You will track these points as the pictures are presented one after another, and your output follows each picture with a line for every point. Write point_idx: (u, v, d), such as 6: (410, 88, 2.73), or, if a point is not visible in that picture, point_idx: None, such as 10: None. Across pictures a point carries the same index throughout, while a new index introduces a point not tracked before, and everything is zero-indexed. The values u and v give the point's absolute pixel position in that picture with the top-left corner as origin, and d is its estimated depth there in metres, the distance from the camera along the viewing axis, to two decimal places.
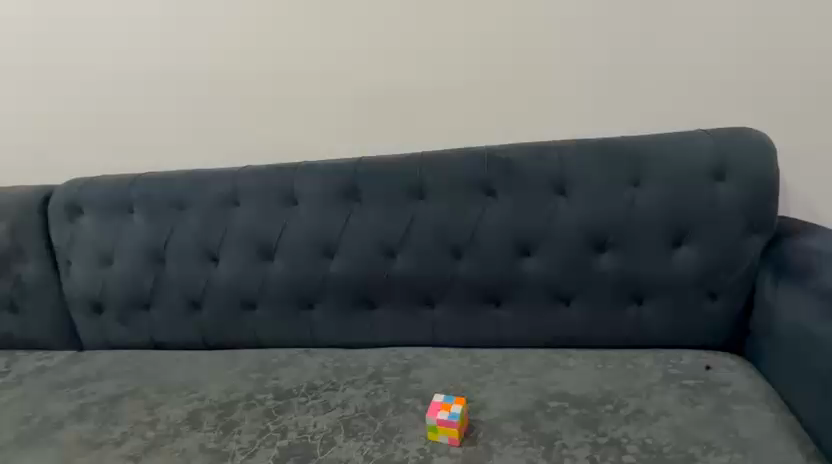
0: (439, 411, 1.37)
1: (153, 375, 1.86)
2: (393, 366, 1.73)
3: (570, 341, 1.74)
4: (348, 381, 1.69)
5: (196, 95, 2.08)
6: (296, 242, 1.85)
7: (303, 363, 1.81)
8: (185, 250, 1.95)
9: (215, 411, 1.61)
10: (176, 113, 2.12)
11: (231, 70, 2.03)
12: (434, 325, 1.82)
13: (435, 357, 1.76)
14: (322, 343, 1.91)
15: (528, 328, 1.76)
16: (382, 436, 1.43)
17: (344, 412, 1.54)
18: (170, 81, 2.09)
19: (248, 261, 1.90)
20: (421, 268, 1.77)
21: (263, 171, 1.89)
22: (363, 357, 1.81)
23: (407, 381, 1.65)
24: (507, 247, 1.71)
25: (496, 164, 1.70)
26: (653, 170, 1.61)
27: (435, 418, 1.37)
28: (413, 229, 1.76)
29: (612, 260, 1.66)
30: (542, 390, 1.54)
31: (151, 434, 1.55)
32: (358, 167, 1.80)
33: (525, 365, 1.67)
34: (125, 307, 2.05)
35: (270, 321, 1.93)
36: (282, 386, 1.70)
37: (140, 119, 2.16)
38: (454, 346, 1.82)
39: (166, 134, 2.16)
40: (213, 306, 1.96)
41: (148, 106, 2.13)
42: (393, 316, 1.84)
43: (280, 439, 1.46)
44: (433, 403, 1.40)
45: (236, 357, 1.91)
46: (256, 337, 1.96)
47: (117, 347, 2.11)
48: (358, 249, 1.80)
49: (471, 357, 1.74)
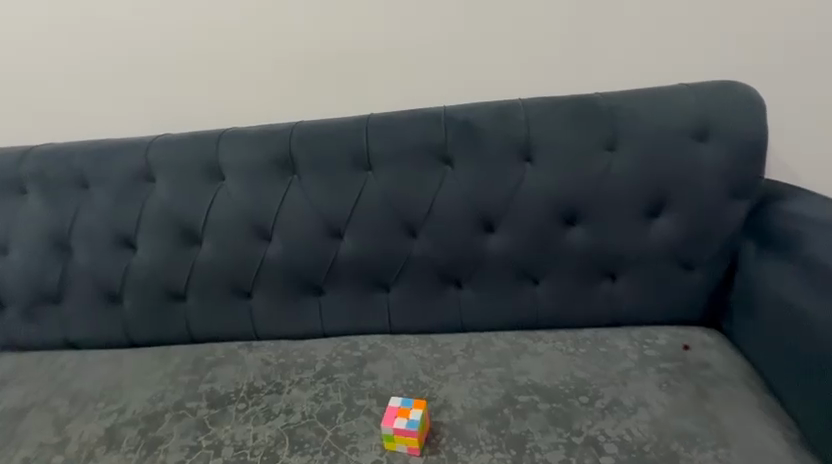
0: (396, 419, 1.20)
1: (66, 382, 1.59)
2: (346, 360, 1.54)
3: (540, 322, 1.59)
4: (295, 380, 1.49)
5: (99, 51, 1.74)
6: (226, 223, 1.59)
7: (243, 361, 1.60)
8: (94, 235, 1.66)
9: (136, 426, 1.38)
10: (78, 72, 1.78)
11: (205, 45, 1.70)
12: (390, 311, 1.62)
13: (393, 346, 1.58)
14: (265, 334, 1.69)
15: (493, 310, 1.59)
16: (332, 448, 1.25)
17: (289, 419, 1.35)
18: (66, 35, 1.74)
19: (171, 246, 1.63)
20: (372, 248, 1.56)
21: (182, 140, 1.60)
22: (311, 350, 1.60)
23: (361, 377, 1.47)
24: (467, 222, 1.51)
25: (454, 128, 1.47)
26: (629, 131, 1.42)
27: (392, 428, 1.19)
28: (361, 205, 1.53)
29: (584, 234, 1.49)
30: (511, 383, 1.39)
31: (60, 458, 1.32)
32: (294, 133, 1.54)
33: (491, 353, 1.51)
34: (30, 302, 1.75)
35: (203, 312, 1.69)
36: (217, 390, 1.48)
37: (37, 80, 1.81)
38: (413, 332, 1.64)
39: (68, 94, 1.81)
40: (135, 298, 1.69)
41: (43, 65, 1.79)
42: (344, 302, 1.63)
43: (213, 458, 1.26)
44: (386, 417, 1.21)
45: (167, 355, 1.66)
46: (189, 330, 1.71)
47: (26, 348, 1.82)
48: (299, 230, 1.57)
49: (433, 346, 1.57)
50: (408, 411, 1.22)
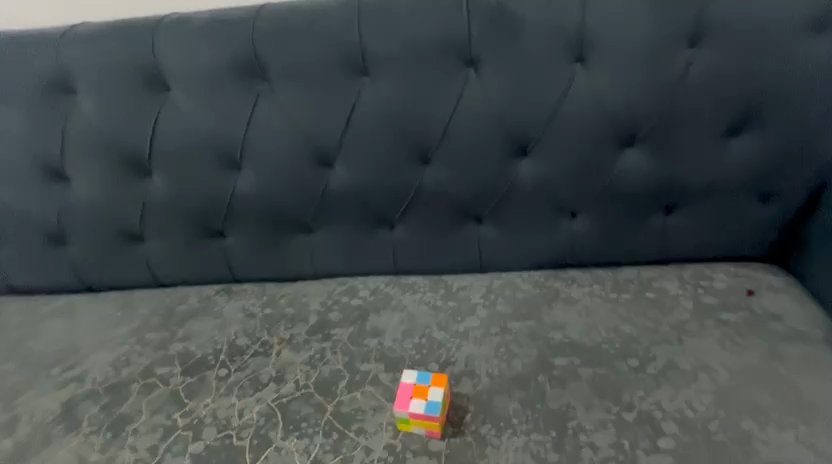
0: (410, 402, 0.99)
1: (12, 343, 1.32)
2: (344, 311, 1.30)
3: (573, 261, 1.33)
4: (285, 338, 1.25)
5: None
6: (180, 147, 1.23)
7: (222, 312, 1.34)
8: (10, 165, 1.29)
9: (98, 401, 1.15)
10: None
11: None
12: (394, 250, 1.34)
13: (399, 292, 1.33)
14: (245, 277, 1.42)
15: (519, 249, 1.31)
16: (334, 428, 1.04)
17: (281, 391, 1.13)
18: None
19: (114, 178, 1.28)
20: (372, 178, 1.23)
21: (107, 33, 1.18)
22: (302, 298, 1.35)
23: (364, 334, 1.24)
24: (494, 143, 1.18)
25: (481, 14, 1.09)
26: (718, 19, 1.06)
27: (408, 412, 0.99)
28: (357, 123, 1.18)
29: (641, 158, 1.18)
30: (543, 342, 1.16)
31: (7, 442, 1.09)
32: (259, 21, 1.14)
33: (517, 301, 1.27)
34: None
35: (167, 255, 1.39)
36: (193, 352, 1.24)
37: None
38: (422, 274, 1.37)
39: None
40: (80, 240, 1.37)
41: None
42: (338, 241, 1.34)
43: (193, 442, 1.06)
44: (397, 403, 1.00)
45: (131, 306, 1.39)
46: (153, 274, 1.42)
47: None
48: (277, 157, 1.22)
49: (447, 291, 1.31)
50: (425, 394, 1.00)
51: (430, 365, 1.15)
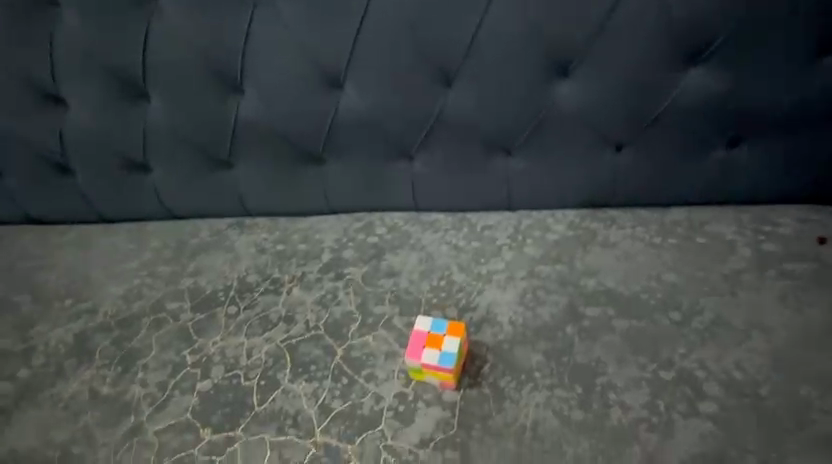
0: (423, 352, 0.95)
1: (28, 273, 1.32)
2: (359, 249, 1.21)
3: (616, 200, 1.17)
4: (296, 276, 1.18)
5: None
6: (179, 67, 1.13)
7: (234, 246, 1.27)
8: (3, 86, 1.22)
9: (110, 335, 1.14)
10: None
11: None
12: (414, 185, 1.22)
13: (419, 230, 1.22)
14: (258, 212, 1.32)
15: (555, 184, 1.16)
16: (343, 374, 1.01)
17: (290, 331, 1.09)
18: None
19: (110, 101, 1.20)
20: (389, 103, 1.11)
21: None
22: (316, 234, 1.26)
23: (378, 274, 1.16)
24: (531, 59, 1.03)
25: None
26: None
27: (419, 362, 0.95)
28: (372, 37, 1.05)
29: (706, 76, 1.01)
30: (574, 289, 1.06)
31: (26, 372, 1.11)
32: None
33: (548, 243, 1.14)
34: None
35: (174, 187, 1.30)
36: (203, 287, 1.20)
37: None
38: (444, 211, 1.25)
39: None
40: (86, 166, 1.30)
41: None
42: (350, 173, 1.22)
43: (200, 381, 1.03)
44: (408, 352, 0.96)
45: (143, 239, 1.34)
46: (164, 205, 1.34)
47: None
48: (287, 77, 1.11)
49: (470, 231, 1.20)
50: (440, 345, 0.96)
51: (448, 310, 1.08)
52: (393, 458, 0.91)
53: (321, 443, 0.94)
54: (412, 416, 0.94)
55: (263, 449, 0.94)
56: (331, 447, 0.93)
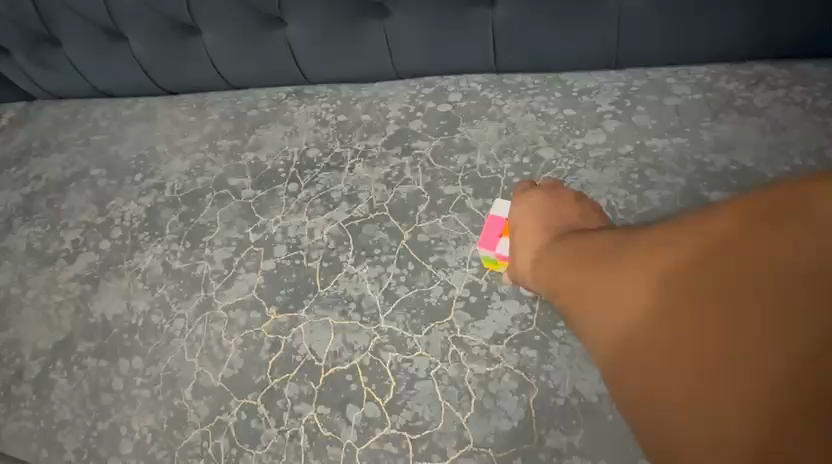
0: (500, 241, 0.87)
1: (100, 148, 1.31)
2: (428, 120, 1.05)
3: (765, 52, 0.91)
4: (359, 151, 1.06)
5: None
6: None
7: (292, 119, 1.16)
8: None
9: (177, 210, 1.12)
10: None
11: None
12: (495, 38, 0.99)
13: (501, 97, 1.03)
14: (317, 79, 1.17)
15: (679, 29, 0.89)
16: (409, 260, 0.92)
17: (352, 211, 0.99)
18: None
19: None
20: None
21: None
22: (380, 103, 1.10)
23: (451, 148, 1.01)
24: None
25: None
26: None
27: (494, 252, 0.87)
28: None
29: None
30: (697, 168, 0.89)
31: (107, 244, 1.14)
32: None
33: (665, 111, 0.94)
34: (16, 41, 1.32)
35: (226, 52, 1.18)
36: (263, 163, 1.12)
37: None
38: (533, 71, 1.03)
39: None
40: (135, 30, 1.20)
41: None
42: (418, 24, 1.00)
43: (265, 260, 0.99)
44: (481, 241, 0.89)
45: (203, 111, 1.26)
46: (220, 73, 1.23)
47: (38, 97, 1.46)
48: None
49: (564, 96, 1.00)
50: (518, 234, 0.85)
51: None
52: (462, 352, 0.85)
53: (384, 330, 0.88)
54: (487, 311, 0.86)
55: (327, 331, 0.90)
56: (395, 334, 0.88)
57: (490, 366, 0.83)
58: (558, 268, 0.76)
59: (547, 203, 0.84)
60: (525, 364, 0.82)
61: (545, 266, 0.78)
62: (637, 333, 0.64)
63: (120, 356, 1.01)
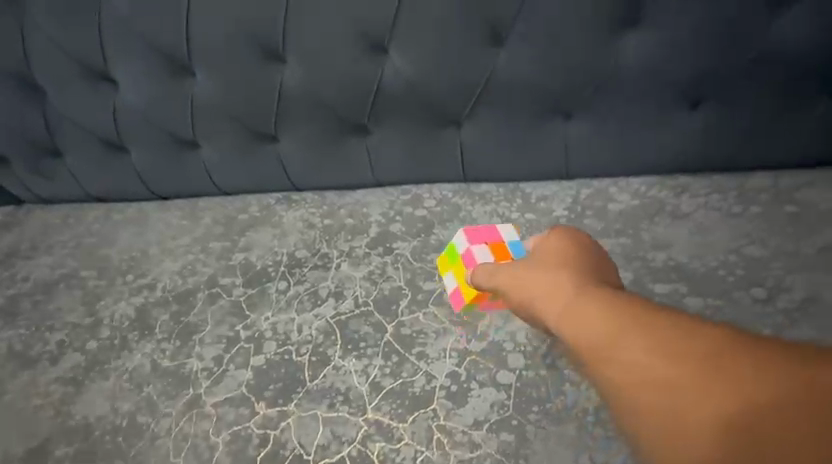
0: (477, 244, 0.99)
1: (91, 250, 1.37)
2: (407, 224, 1.17)
3: (686, 167, 1.09)
4: (344, 252, 1.16)
5: None
6: (223, 40, 1.11)
7: (281, 222, 1.27)
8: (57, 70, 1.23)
9: (168, 309, 1.17)
10: None
11: None
12: (464, 155, 1.15)
13: (470, 203, 1.17)
14: (305, 187, 1.30)
15: (615, 150, 1.08)
16: (393, 351, 1.00)
17: (339, 307, 1.07)
18: None
19: (157, 78, 1.19)
20: (437, 66, 1.04)
21: None
22: (362, 208, 1.23)
23: (427, 248, 1.12)
24: (603, 3, 0.94)
25: None
26: None
27: (467, 245, 0.99)
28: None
29: (798, 16, 0.91)
30: (641, 264, 1.03)
31: (93, 344, 1.16)
32: None
33: (610, 215, 1.10)
34: (19, 153, 1.41)
35: (224, 162, 1.30)
36: (254, 263, 1.20)
37: None
38: (498, 181, 1.19)
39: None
40: (140, 146, 1.32)
41: None
42: (398, 144, 1.17)
43: (254, 356, 1.04)
44: (470, 230, 1.01)
45: (196, 215, 1.36)
46: (215, 182, 1.35)
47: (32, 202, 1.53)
48: (330, 42, 1.06)
49: (524, 202, 1.15)
50: (493, 257, 0.97)
51: None
52: (446, 438, 0.90)
53: (371, 420, 0.93)
54: (466, 399, 0.93)
55: (315, 424, 0.94)
56: (382, 424, 0.92)
57: (472, 452, 0.88)
58: (593, 318, 0.61)
59: (571, 251, 0.75)
60: (506, 448, 0.88)
61: (571, 317, 0.63)
62: (722, 403, 0.49)
63: (100, 460, 1.00)
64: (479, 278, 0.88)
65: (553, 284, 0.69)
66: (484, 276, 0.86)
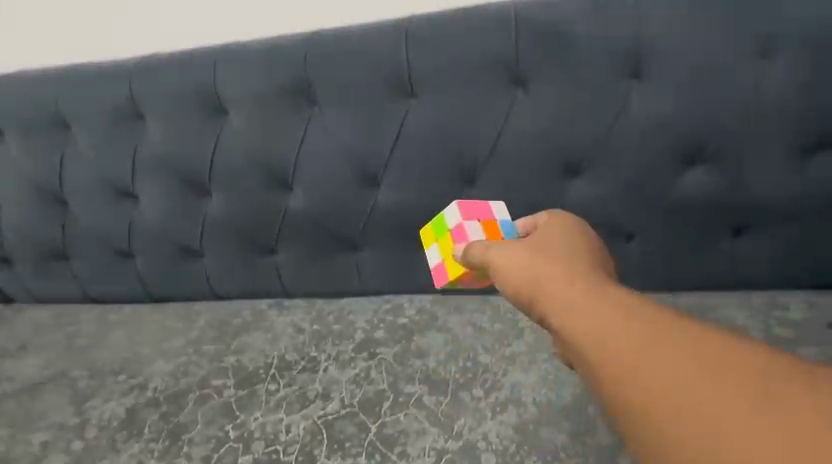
0: (470, 218, 0.86)
1: (82, 350, 1.43)
2: (389, 330, 1.29)
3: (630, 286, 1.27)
4: (331, 355, 1.27)
5: None
6: (238, 169, 1.30)
7: (272, 326, 1.37)
8: (85, 188, 1.42)
9: (158, 409, 1.23)
10: None
11: None
12: None
13: (445, 313, 1.30)
14: (297, 293, 1.44)
15: None
16: (375, 450, 1.08)
17: (326, 407, 1.16)
18: None
19: (174, 197, 1.37)
20: (418, 198, 1.24)
21: (164, 63, 1.28)
22: (348, 314, 1.35)
23: (408, 354, 1.24)
24: (549, 158, 1.16)
25: (530, 31, 1.08)
26: (787, 27, 0.99)
27: (458, 220, 0.87)
28: (409, 145, 1.20)
29: (705, 172, 1.11)
30: None
31: (79, 444, 1.20)
32: (312, 46, 1.19)
33: None
34: (36, 257, 1.55)
35: (222, 269, 1.44)
36: (245, 364, 1.29)
37: None
38: (473, 293, 1.35)
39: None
40: (146, 253, 1.46)
41: None
42: (384, 260, 1.34)
43: (243, 455, 1.11)
44: (464, 204, 0.88)
45: (190, 318, 1.45)
46: (213, 288, 1.48)
47: (41, 302, 1.64)
48: (329, 175, 1.27)
49: (493, 313, 1.28)
50: (484, 235, 0.84)
51: (475, 390, 1.14)
52: None
53: None
54: None
55: None
56: None
57: None
58: (611, 313, 0.50)
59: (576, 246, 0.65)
60: None
61: (582, 309, 0.52)
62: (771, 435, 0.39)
63: None
64: (474, 252, 0.74)
65: (552, 277, 0.58)
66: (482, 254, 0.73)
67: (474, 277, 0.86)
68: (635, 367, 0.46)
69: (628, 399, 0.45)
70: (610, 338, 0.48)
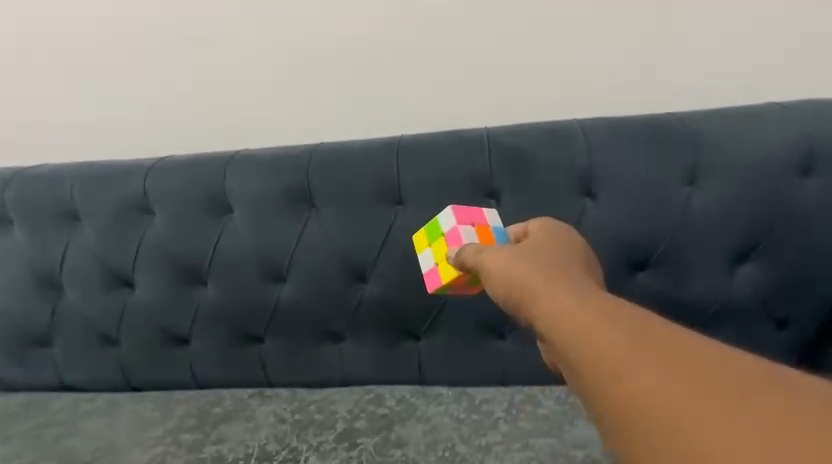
0: (464, 223, 0.96)
1: (53, 440, 1.40)
2: (370, 420, 1.34)
3: None
4: (313, 445, 1.29)
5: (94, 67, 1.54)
6: (235, 262, 1.41)
7: (253, 415, 1.39)
8: (84, 275, 1.49)
9: None
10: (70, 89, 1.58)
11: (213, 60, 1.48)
12: (420, 361, 1.42)
13: (424, 403, 1.36)
14: (279, 381, 1.48)
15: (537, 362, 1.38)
16: None
17: None
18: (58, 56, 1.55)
19: (170, 286, 1.45)
20: (402, 293, 1.36)
21: (177, 165, 1.42)
22: (330, 404, 1.39)
23: (388, 444, 1.28)
24: None
25: (500, 154, 1.29)
26: (706, 162, 1.22)
27: (453, 225, 0.97)
28: (395, 245, 1.34)
29: (653, 276, 1.27)
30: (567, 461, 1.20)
31: None
32: (312, 157, 1.37)
33: (539, 417, 1.30)
34: (18, 343, 1.56)
35: (208, 357, 1.48)
36: (225, 455, 1.29)
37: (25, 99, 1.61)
38: (450, 384, 1.43)
39: (37, 92, 1.60)
40: (133, 340, 1.49)
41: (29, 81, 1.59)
42: (367, 350, 1.43)
43: None
44: (460, 211, 0.98)
45: (169, 407, 1.45)
46: (196, 375, 1.51)
47: (11, 390, 1.61)
48: (320, 269, 1.38)
49: (469, 403, 1.35)
50: (477, 239, 0.93)
51: None
52: None
53: None
54: None
55: None
56: None
57: None
58: (588, 306, 0.55)
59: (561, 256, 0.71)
60: None
61: (561, 302, 0.58)
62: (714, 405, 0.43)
63: None
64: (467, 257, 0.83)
65: (537, 280, 0.64)
66: (471, 255, 0.82)
67: (465, 282, 0.97)
68: (602, 344, 0.51)
69: (586, 365, 0.51)
70: (581, 320, 0.54)
